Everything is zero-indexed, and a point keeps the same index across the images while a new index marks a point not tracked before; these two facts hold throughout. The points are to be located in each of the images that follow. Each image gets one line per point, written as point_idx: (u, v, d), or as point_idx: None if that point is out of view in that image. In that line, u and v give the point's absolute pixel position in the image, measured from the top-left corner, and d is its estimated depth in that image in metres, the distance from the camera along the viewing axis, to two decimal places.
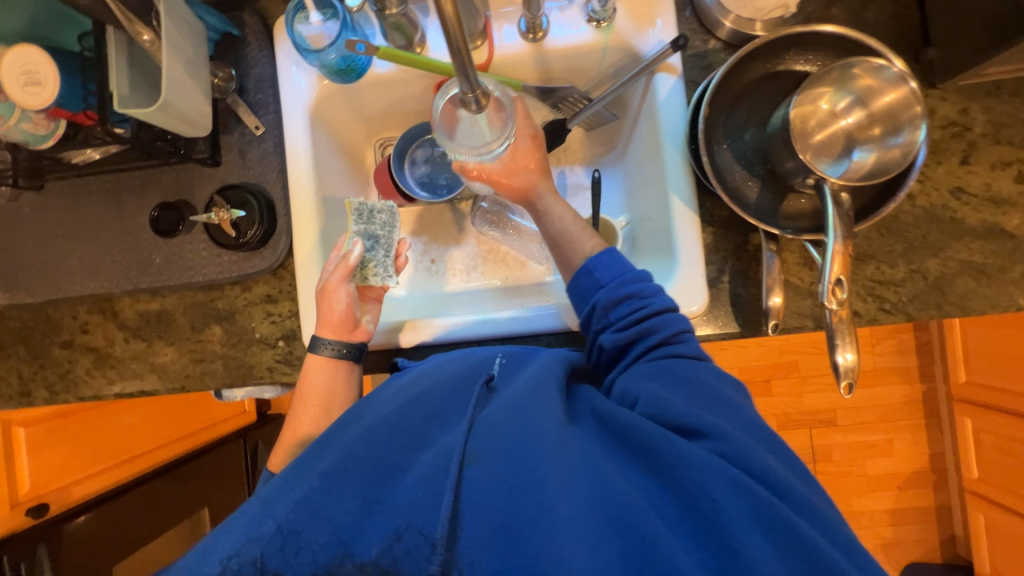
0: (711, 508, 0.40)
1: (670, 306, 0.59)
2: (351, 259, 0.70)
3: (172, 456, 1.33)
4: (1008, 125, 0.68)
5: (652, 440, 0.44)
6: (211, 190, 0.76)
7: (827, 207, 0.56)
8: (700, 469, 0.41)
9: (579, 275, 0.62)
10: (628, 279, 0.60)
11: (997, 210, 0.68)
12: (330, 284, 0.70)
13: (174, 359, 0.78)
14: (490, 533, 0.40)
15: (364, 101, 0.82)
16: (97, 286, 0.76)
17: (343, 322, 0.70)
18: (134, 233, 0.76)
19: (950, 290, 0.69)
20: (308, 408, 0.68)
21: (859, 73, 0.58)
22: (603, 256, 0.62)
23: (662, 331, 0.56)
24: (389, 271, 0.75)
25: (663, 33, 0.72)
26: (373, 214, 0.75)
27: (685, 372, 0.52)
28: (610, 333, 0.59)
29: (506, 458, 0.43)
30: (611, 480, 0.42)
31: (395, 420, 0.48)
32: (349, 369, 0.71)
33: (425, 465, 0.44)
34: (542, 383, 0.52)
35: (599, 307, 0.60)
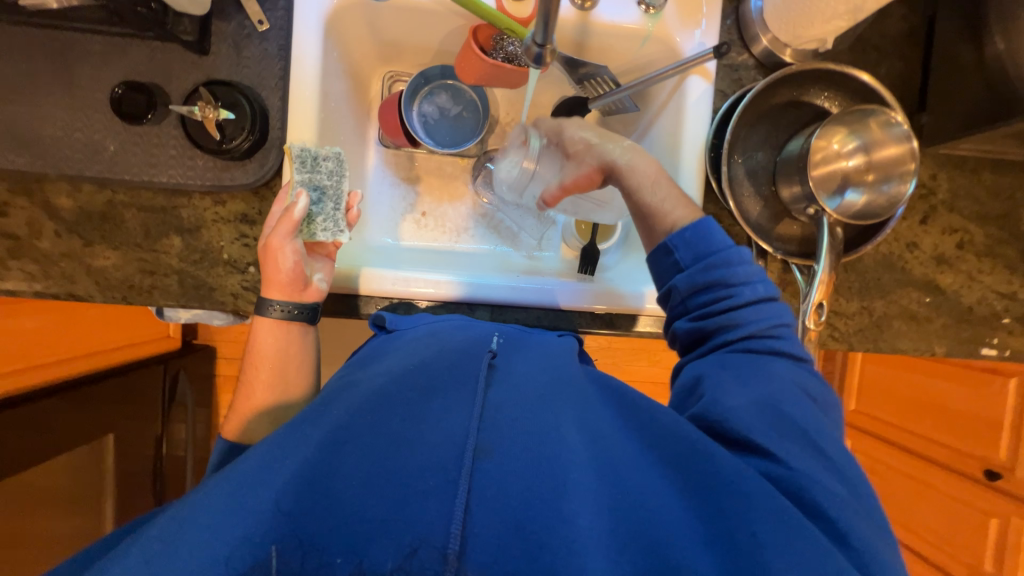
0: (749, 537, 0.40)
1: (756, 297, 0.56)
2: (296, 213, 0.61)
3: (80, 373, 1.19)
4: (963, 197, 0.78)
5: (691, 452, 0.45)
6: (192, 82, 0.66)
7: (822, 239, 0.62)
8: (738, 489, 0.42)
9: (657, 252, 0.61)
10: (714, 262, 0.58)
11: (937, 268, 0.79)
12: (273, 240, 0.62)
13: (117, 265, 0.68)
14: (506, 530, 0.39)
15: (385, 24, 0.75)
16: (27, 163, 0.64)
17: (293, 282, 0.63)
18: (85, 109, 0.64)
19: (887, 329, 0.79)
20: (260, 370, 0.63)
21: (873, 124, 0.64)
22: (688, 233, 0.59)
23: (746, 324, 0.55)
24: (340, 226, 0.67)
25: (706, 36, 0.72)
26: (318, 162, 0.66)
27: (766, 369, 0.52)
28: (685, 321, 0.59)
29: (523, 456, 0.43)
30: (631, 488, 0.42)
31: (394, 394, 0.47)
32: (302, 331, 0.65)
33: (433, 447, 0.42)
34: (550, 380, 0.51)
35: (677, 291, 0.59)
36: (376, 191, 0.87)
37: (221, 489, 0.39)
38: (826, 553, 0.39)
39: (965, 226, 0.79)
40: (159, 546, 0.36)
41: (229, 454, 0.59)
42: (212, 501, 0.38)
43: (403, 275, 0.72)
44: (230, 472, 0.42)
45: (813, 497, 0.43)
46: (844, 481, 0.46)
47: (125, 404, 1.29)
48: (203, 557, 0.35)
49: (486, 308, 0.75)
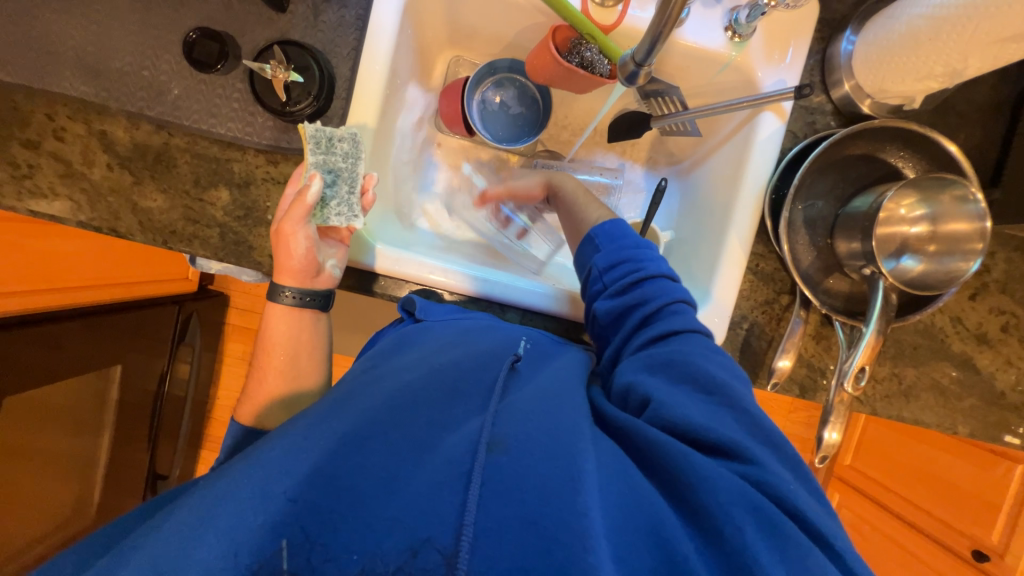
0: (736, 538, 0.37)
1: (661, 272, 0.59)
2: (309, 197, 0.59)
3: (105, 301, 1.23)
4: (1017, 280, 0.76)
5: (670, 455, 0.42)
6: (266, 38, 0.65)
7: (874, 300, 0.61)
8: (723, 490, 0.39)
9: (583, 244, 0.65)
10: (628, 247, 0.61)
11: (977, 346, 0.77)
12: (284, 226, 0.60)
13: (163, 208, 0.68)
14: (521, 535, 0.34)
15: (464, 8, 0.74)
16: (93, 93, 0.64)
17: (305, 268, 0.62)
18: (157, 50, 0.64)
19: (914, 399, 0.77)
20: (273, 357, 0.63)
21: (947, 198, 0.62)
22: (606, 225, 0.64)
23: (656, 298, 0.57)
24: (355, 210, 0.65)
25: (787, 74, 0.70)
26: (334, 142, 0.64)
27: (678, 345, 0.53)
28: (605, 299, 0.60)
29: (541, 455, 0.38)
30: (641, 493, 0.39)
31: (417, 388, 0.44)
32: (314, 318, 0.65)
33: (450, 445, 0.39)
34: (569, 384, 0.48)
35: (597, 273, 0.62)
36: (422, 174, 0.86)
37: (242, 474, 0.37)
38: (799, 547, 0.37)
39: (1013, 309, 0.77)
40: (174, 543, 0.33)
41: (245, 439, 0.59)
42: (237, 485, 0.36)
43: (445, 267, 0.71)
44: (252, 456, 0.39)
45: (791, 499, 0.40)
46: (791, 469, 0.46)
47: (138, 338, 1.31)
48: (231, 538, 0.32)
49: (517, 312, 0.74)
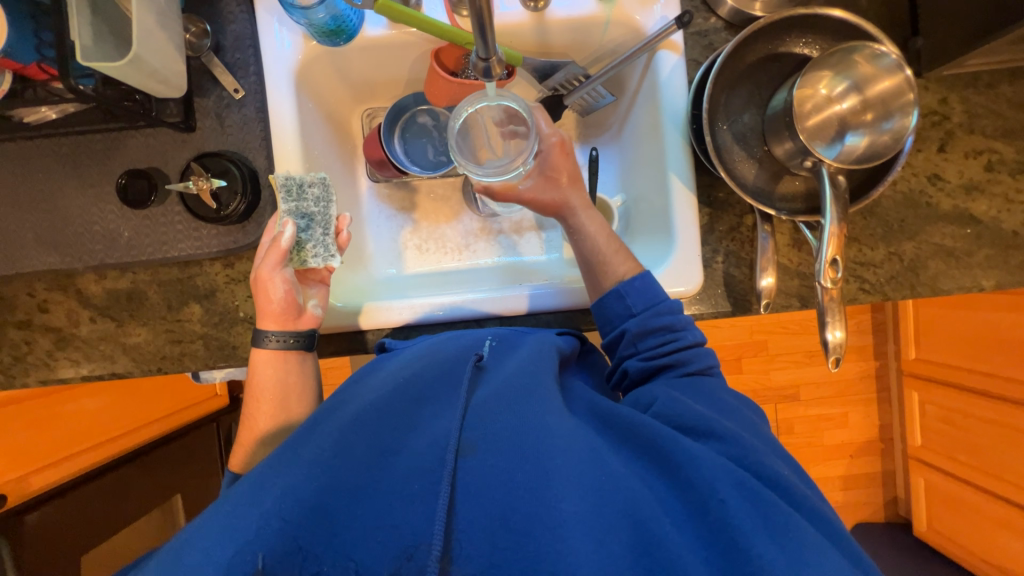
0: (719, 507, 0.40)
1: (699, 340, 0.60)
2: (283, 242, 0.64)
3: (138, 444, 1.24)
4: (983, 116, 0.72)
5: (653, 439, 0.45)
6: (186, 158, 0.70)
7: (824, 190, 0.59)
8: (704, 467, 0.42)
9: (609, 298, 0.62)
10: (661, 309, 0.60)
11: (967, 196, 0.73)
12: (262, 271, 0.64)
13: (148, 339, 0.73)
14: (492, 530, 0.38)
15: (352, 67, 0.77)
16: (56, 261, 0.69)
17: (285, 311, 0.64)
18: (98, 203, 0.70)
19: (923, 272, 0.73)
20: (262, 404, 0.62)
21: (860, 60, 0.59)
22: (637, 282, 0.61)
23: (693, 364, 0.58)
24: (332, 249, 0.68)
25: (666, 9, 0.71)
26: (304, 189, 0.67)
27: (707, 391, 0.56)
28: (638, 360, 0.60)
29: (507, 451, 0.42)
30: (613, 472, 0.42)
31: (384, 407, 0.46)
32: (300, 359, 0.65)
33: (419, 456, 0.42)
34: (539, 371, 0.51)
35: (628, 333, 0.60)
36: (375, 226, 0.90)
37: (201, 529, 0.39)
38: (783, 518, 0.40)
39: (991, 146, 0.72)
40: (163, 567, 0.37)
41: None
42: (203, 528, 0.39)
43: (409, 302, 0.73)
44: (228, 496, 0.42)
45: (772, 470, 0.44)
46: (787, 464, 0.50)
47: (188, 464, 1.38)
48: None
49: (495, 320, 0.76)
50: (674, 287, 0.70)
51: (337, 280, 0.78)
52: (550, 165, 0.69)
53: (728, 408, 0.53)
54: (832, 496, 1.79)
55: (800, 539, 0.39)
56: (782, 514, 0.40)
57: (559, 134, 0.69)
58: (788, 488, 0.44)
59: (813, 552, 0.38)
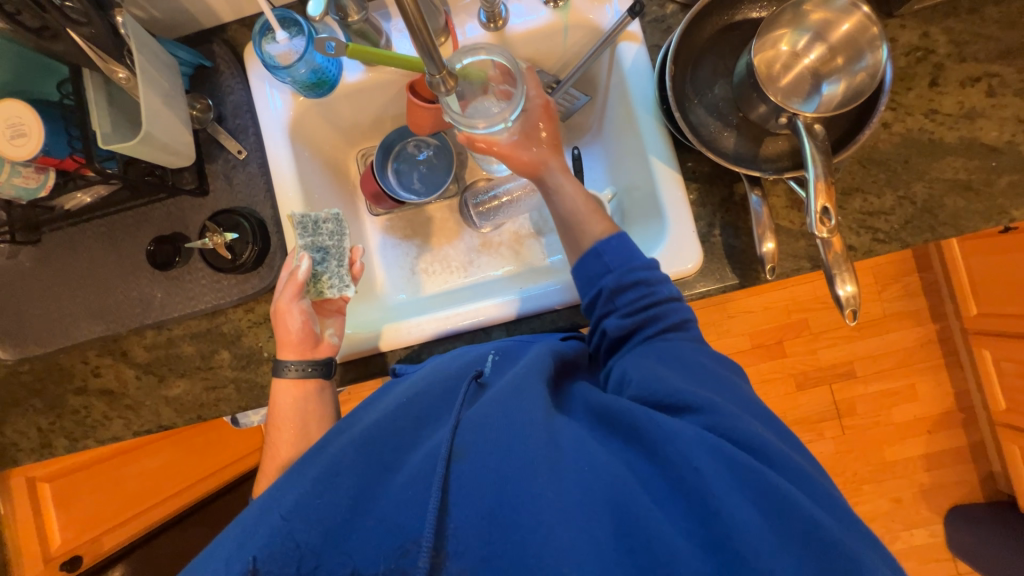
0: (696, 480, 0.41)
1: (676, 294, 0.58)
2: (300, 275, 0.68)
3: (204, 493, 1.30)
4: (971, 42, 0.69)
5: (636, 421, 0.46)
6: (202, 219, 0.77)
7: (803, 143, 0.57)
8: (682, 441, 0.43)
9: (587, 258, 0.62)
10: (637, 265, 0.59)
11: (973, 125, 0.69)
12: (282, 303, 0.68)
13: (187, 389, 0.79)
14: (482, 525, 0.41)
15: (340, 113, 0.84)
16: (103, 328, 0.77)
17: (304, 340, 0.68)
18: (133, 271, 0.77)
19: (940, 211, 0.69)
20: (282, 433, 0.65)
21: (810, 9, 0.59)
22: (613, 240, 0.61)
23: (668, 319, 0.56)
24: (346, 279, 0.73)
25: (620, 4, 0.73)
26: (318, 225, 0.72)
27: (684, 353, 0.53)
28: (616, 318, 0.58)
29: (496, 454, 0.44)
30: (599, 460, 0.44)
31: (389, 423, 0.50)
32: (318, 387, 0.69)
33: (415, 467, 0.45)
34: (530, 373, 0.51)
35: (605, 291, 0.59)
36: (382, 256, 0.94)
37: (217, 548, 0.42)
38: (766, 486, 0.40)
39: (988, 70, 0.69)
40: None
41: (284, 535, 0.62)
42: (221, 544, 0.42)
43: (417, 321, 0.76)
44: (240, 518, 0.45)
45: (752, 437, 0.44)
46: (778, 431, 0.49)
47: None
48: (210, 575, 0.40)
49: (501, 327, 0.76)
50: (676, 267, 0.69)
51: (350, 310, 0.82)
52: (535, 121, 0.70)
53: (708, 370, 0.52)
54: (916, 479, 1.62)
55: (784, 508, 0.40)
56: (762, 479, 0.41)
57: (544, 97, 0.70)
58: (777, 454, 0.44)
59: (789, 512, 0.39)
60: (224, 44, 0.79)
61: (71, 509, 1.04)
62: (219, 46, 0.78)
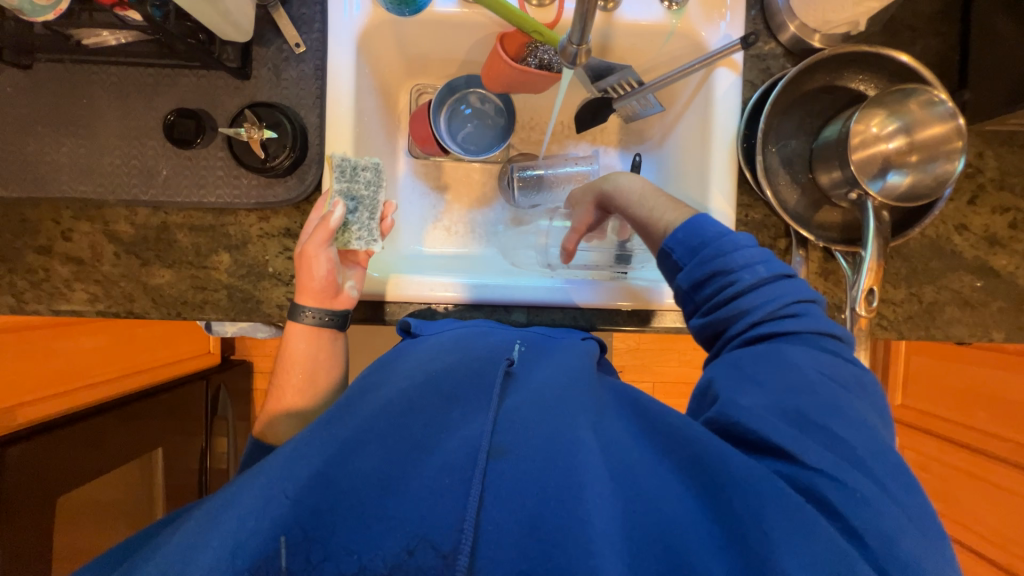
0: (763, 539, 0.37)
1: (762, 279, 0.53)
2: (332, 222, 0.63)
3: (122, 391, 1.22)
4: (1013, 174, 0.75)
5: (700, 455, 0.42)
6: (236, 105, 0.69)
7: (868, 222, 0.60)
8: (746, 487, 0.39)
9: (657, 257, 0.59)
10: (709, 255, 0.54)
11: (990, 249, 0.75)
12: (308, 248, 0.63)
13: (171, 282, 0.72)
14: (519, 536, 0.37)
15: (413, 39, 0.78)
16: (88, 190, 0.68)
17: (325, 290, 0.64)
18: (140, 137, 0.68)
19: (939, 315, 0.75)
20: (291, 375, 0.63)
21: (914, 105, 0.62)
22: (679, 233, 0.56)
23: (755, 314, 0.52)
24: (374, 235, 0.69)
25: (730, 28, 0.72)
26: (358, 171, 0.69)
27: (782, 364, 0.48)
28: (700, 315, 0.55)
29: (540, 459, 0.41)
30: (651, 493, 0.40)
31: (417, 401, 0.46)
32: (332, 337, 0.66)
33: (450, 454, 0.41)
34: (569, 386, 0.50)
35: (682, 288, 0.56)
36: (407, 201, 0.89)
37: (241, 495, 0.39)
38: (850, 567, 0.36)
39: (1017, 205, 0.75)
40: (193, 540, 0.37)
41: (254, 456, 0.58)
42: (241, 491, 0.40)
43: (439, 280, 0.73)
44: (260, 469, 0.42)
45: (833, 499, 0.39)
46: (894, 498, 0.41)
47: (172, 419, 1.34)
48: (224, 531, 0.36)
49: (522, 310, 0.76)
50: None
51: None
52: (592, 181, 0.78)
53: (816, 387, 0.46)
54: None
55: None
56: (836, 548, 0.36)
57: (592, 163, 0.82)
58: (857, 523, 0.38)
59: None
60: None
61: None
62: None
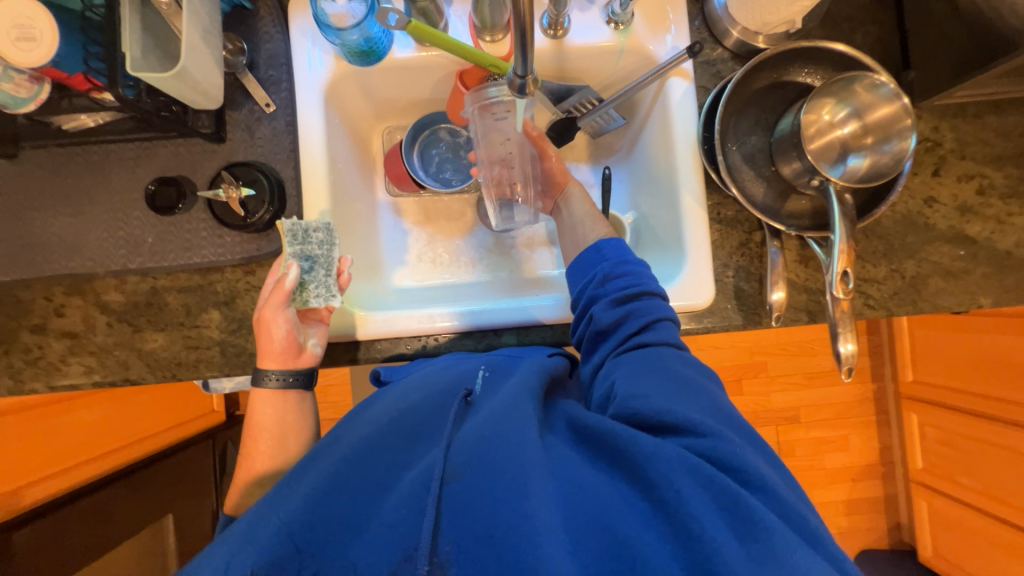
0: (675, 500, 0.42)
1: (657, 290, 0.64)
2: (286, 283, 0.64)
3: (130, 461, 1.21)
4: (971, 143, 0.77)
5: (619, 444, 0.47)
6: (214, 168, 0.72)
7: (833, 207, 0.62)
8: (660, 463, 0.44)
9: (588, 251, 0.68)
10: (632, 262, 0.66)
11: (962, 217, 0.76)
12: (266, 312, 0.64)
13: (164, 345, 0.73)
14: (473, 546, 0.41)
15: (378, 85, 0.81)
16: (78, 265, 0.70)
17: (286, 350, 0.64)
18: (125, 209, 0.71)
19: (923, 288, 0.76)
20: (259, 442, 0.62)
21: (859, 89, 0.64)
22: (613, 240, 0.68)
23: (651, 311, 0.62)
24: (333, 289, 0.68)
25: (677, 39, 0.76)
26: (309, 233, 0.68)
27: (662, 363, 0.57)
28: (602, 305, 0.63)
29: (485, 474, 0.45)
30: (587, 486, 0.45)
31: (379, 442, 0.50)
32: (298, 397, 0.66)
33: (410, 484, 0.45)
34: (515, 401, 0.51)
35: (599, 276, 0.65)
36: (389, 238, 0.91)
37: (224, 544, 0.44)
38: (752, 518, 0.41)
39: (981, 171, 0.77)
40: None
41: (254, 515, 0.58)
42: (219, 550, 0.43)
43: (426, 312, 0.74)
44: (236, 525, 0.46)
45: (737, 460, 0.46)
46: (762, 453, 0.51)
47: (180, 483, 1.33)
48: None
49: (512, 332, 0.76)
50: (689, 302, 0.72)
51: (355, 288, 0.79)
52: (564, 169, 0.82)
53: (688, 377, 0.55)
54: (835, 521, 1.77)
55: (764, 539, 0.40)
56: (736, 502, 0.42)
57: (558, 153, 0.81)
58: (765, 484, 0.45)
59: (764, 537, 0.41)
60: None
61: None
62: None
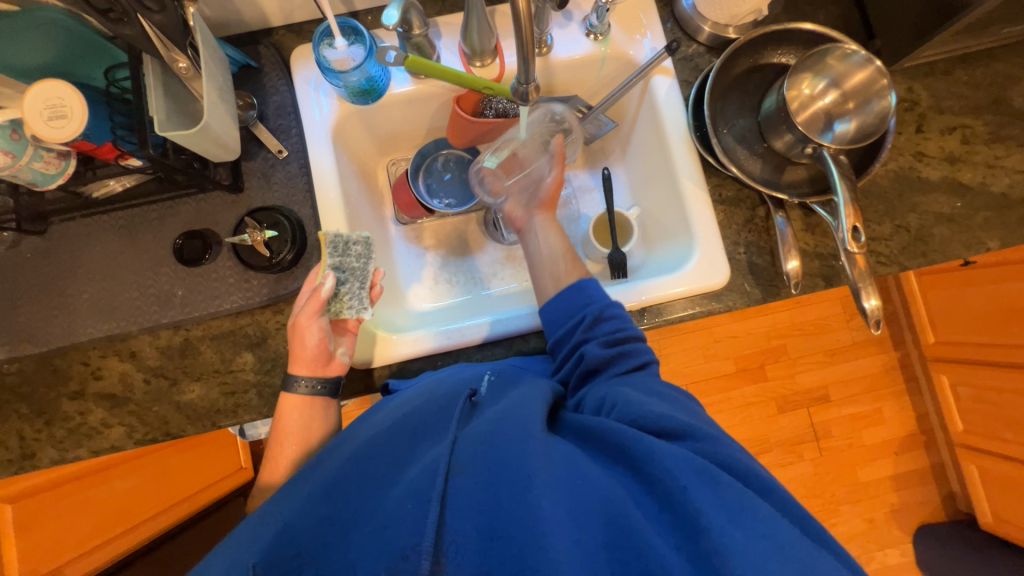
0: (677, 489, 0.43)
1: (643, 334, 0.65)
2: (324, 292, 0.64)
3: (157, 531, 1.16)
4: (946, 98, 0.81)
5: (622, 443, 0.48)
6: (235, 217, 0.75)
7: (832, 170, 0.64)
8: (663, 457, 0.45)
9: (573, 289, 0.68)
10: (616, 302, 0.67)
11: (952, 166, 0.79)
12: (302, 318, 0.64)
13: (202, 395, 0.74)
14: (475, 540, 0.42)
15: (380, 122, 0.86)
16: (113, 326, 0.72)
17: (318, 357, 0.65)
18: (154, 267, 0.73)
19: (931, 239, 0.78)
20: (284, 446, 0.62)
21: (832, 61, 0.68)
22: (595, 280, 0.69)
23: (638, 354, 0.63)
24: (365, 302, 0.70)
25: (654, 42, 0.81)
26: (349, 245, 0.69)
27: (650, 386, 0.58)
28: (593, 345, 0.63)
29: (488, 472, 0.46)
30: (589, 478, 0.46)
31: (383, 444, 0.51)
32: (325, 406, 0.66)
33: (413, 479, 0.47)
34: (520, 404, 0.53)
35: (588, 318, 0.65)
36: (406, 265, 0.93)
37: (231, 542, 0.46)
38: (750, 499, 0.43)
39: (962, 122, 0.80)
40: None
41: None
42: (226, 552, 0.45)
43: (453, 328, 0.76)
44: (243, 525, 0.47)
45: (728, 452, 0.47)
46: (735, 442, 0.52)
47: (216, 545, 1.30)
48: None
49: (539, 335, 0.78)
50: (706, 281, 0.74)
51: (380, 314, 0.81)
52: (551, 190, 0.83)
53: (672, 396, 0.57)
54: (886, 499, 1.71)
55: (755, 514, 0.42)
56: (735, 489, 0.43)
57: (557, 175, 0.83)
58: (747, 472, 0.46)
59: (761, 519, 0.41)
60: (271, 46, 0.79)
61: (34, 533, 0.91)
62: (265, 48, 0.79)
